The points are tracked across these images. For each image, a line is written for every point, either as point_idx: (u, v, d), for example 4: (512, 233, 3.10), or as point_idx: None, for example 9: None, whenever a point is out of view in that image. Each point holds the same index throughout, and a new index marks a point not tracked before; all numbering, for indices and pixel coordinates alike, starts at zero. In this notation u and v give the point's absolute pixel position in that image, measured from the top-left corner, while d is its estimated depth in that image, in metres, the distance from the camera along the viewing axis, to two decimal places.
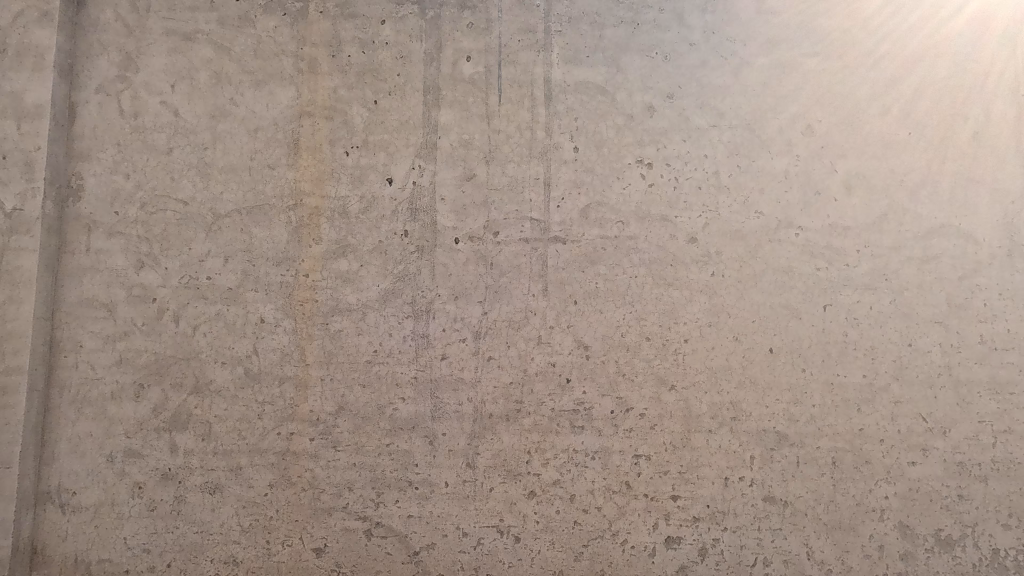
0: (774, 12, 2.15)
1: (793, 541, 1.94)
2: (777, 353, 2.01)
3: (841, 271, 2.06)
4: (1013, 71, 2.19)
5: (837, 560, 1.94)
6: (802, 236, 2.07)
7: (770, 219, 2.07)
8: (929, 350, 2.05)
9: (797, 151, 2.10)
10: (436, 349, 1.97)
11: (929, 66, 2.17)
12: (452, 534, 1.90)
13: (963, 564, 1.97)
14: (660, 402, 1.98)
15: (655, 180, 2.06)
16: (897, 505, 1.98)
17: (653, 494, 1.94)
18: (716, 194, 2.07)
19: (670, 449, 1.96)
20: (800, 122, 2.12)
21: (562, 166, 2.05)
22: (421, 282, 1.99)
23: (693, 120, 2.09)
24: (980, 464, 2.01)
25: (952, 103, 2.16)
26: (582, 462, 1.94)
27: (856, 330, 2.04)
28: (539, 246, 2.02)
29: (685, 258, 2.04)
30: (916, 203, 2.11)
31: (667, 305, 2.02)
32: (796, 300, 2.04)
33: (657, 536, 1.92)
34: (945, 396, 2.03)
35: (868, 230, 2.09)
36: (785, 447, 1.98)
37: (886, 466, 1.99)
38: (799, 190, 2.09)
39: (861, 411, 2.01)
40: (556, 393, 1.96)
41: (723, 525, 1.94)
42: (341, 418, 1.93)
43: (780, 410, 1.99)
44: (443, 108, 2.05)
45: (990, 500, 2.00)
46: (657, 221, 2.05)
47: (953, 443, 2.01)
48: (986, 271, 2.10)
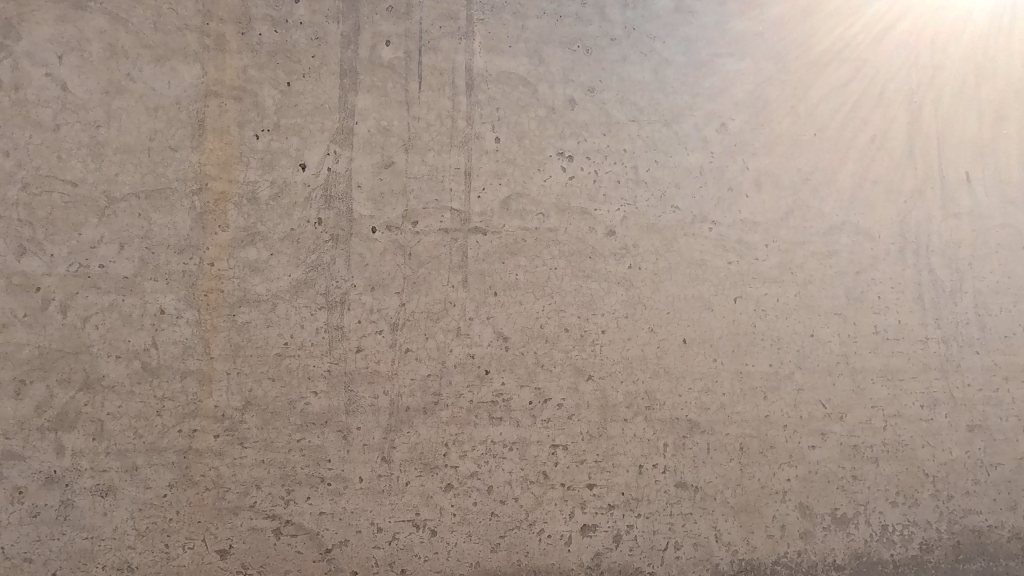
0: (691, 11, 2.20)
1: (703, 524, 2.02)
2: (690, 344, 2.08)
3: (751, 264, 2.15)
4: (907, 78, 2.33)
5: (743, 541, 2.03)
6: (715, 231, 2.14)
7: (686, 213, 2.13)
8: (829, 340, 2.17)
9: (711, 148, 2.17)
10: (352, 342, 1.91)
11: (838, 73, 2.29)
12: (366, 530, 1.86)
13: (856, 540, 2.10)
14: (577, 392, 2.00)
15: (575, 172, 2.08)
16: (799, 487, 2.09)
17: (570, 483, 1.96)
18: (635, 188, 2.11)
19: (587, 439, 1.99)
20: (716, 121, 2.18)
21: (483, 156, 2.04)
22: (336, 272, 1.93)
23: (613, 114, 2.12)
24: (872, 446, 2.15)
25: (858, 109, 2.29)
26: (500, 454, 1.94)
27: (763, 321, 2.13)
28: (458, 237, 2.00)
29: (603, 250, 2.07)
30: (820, 201, 2.23)
31: (585, 297, 2.04)
32: (709, 292, 2.11)
33: (573, 524, 1.95)
34: (843, 383, 2.16)
35: (776, 225, 2.18)
36: (696, 434, 2.04)
37: (788, 450, 2.09)
38: (712, 185, 2.16)
39: (767, 398, 2.10)
40: (474, 384, 1.95)
41: (637, 511, 1.99)
42: (248, 414, 1.85)
43: (692, 398, 2.06)
44: (361, 92, 1.99)
45: (881, 479, 2.14)
46: (577, 213, 2.07)
47: (849, 427, 2.14)
48: (881, 265, 2.24)
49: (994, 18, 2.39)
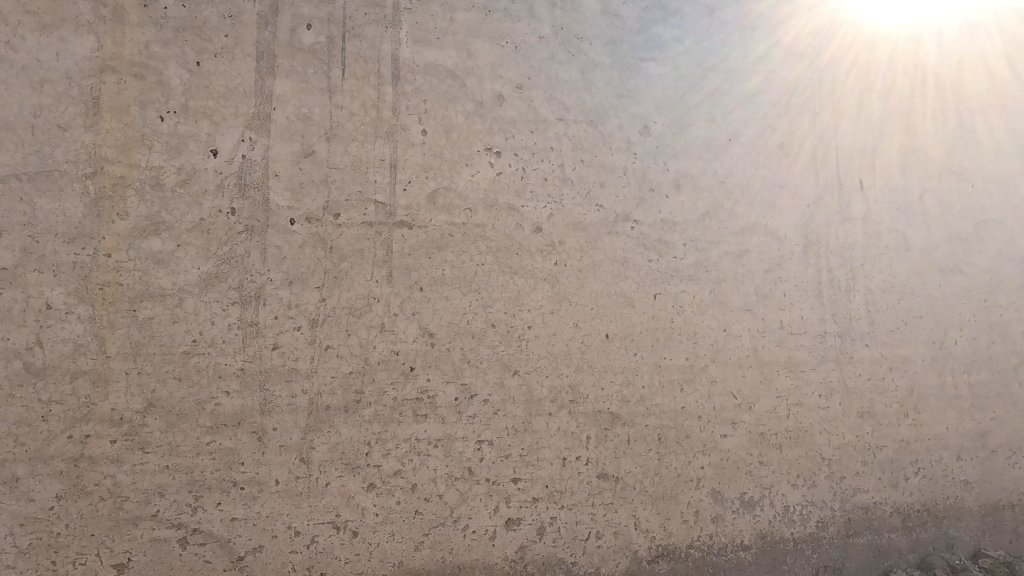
0: (618, 15, 2.26)
1: (623, 513, 2.09)
2: (613, 338, 2.14)
3: (670, 263, 2.24)
4: (811, 92, 2.51)
5: (660, 527, 2.12)
6: (637, 229, 2.21)
7: (610, 212, 2.19)
8: (740, 335, 2.30)
9: (634, 150, 2.24)
10: (268, 338, 1.82)
11: (752, 82, 2.42)
12: (283, 534, 1.78)
13: (761, 521, 2.25)
14: (503, 387, 2.01)
15: (503, 168, 2.08)
16: (711, 474, 2.21)
17: (495, 477, 1.97)
18: (561, 186, 2.14)
19: (512, 433, 2.00)
20: (639, 122, 2.25)
21: (409, 148, 1.99)
22: (251, 266, 1.83)
23: (541, 112, 2.14)
24: (776, 433, 2.31)
25: (769, 118, 2.44)
26: (424, 451, 1.92)
27: (681, 317, 2.23)
28: (383, 231, 1.95)
29: (529, 247, 2.08)
30: (734, 203, 2.35)
31: (511, 293, 2.05)
32: (631, 289, 2.18)
33: (498, 519, 1.96)
34: (752, 375, 2.30)
35: (693, 225, 2.29)
36: (617, 426, 2.11)
37: (703, 439, 2.21)
38: (635, 186, 2.23)
39: (684, 390, 2.20)
40: (398, 381, 1.91)
41: (561, 503, 2.03)
42: (150, 417, 1.72)
43: (614, 391, 2.12)
44: (279, 77, 1.89)
45: (784, 464, 2.30)
46: (504, 209, 2.07)
47: (757, 416, 2.29)
48: (787, 265, 2.40)
49: (887, 42, 2.62)
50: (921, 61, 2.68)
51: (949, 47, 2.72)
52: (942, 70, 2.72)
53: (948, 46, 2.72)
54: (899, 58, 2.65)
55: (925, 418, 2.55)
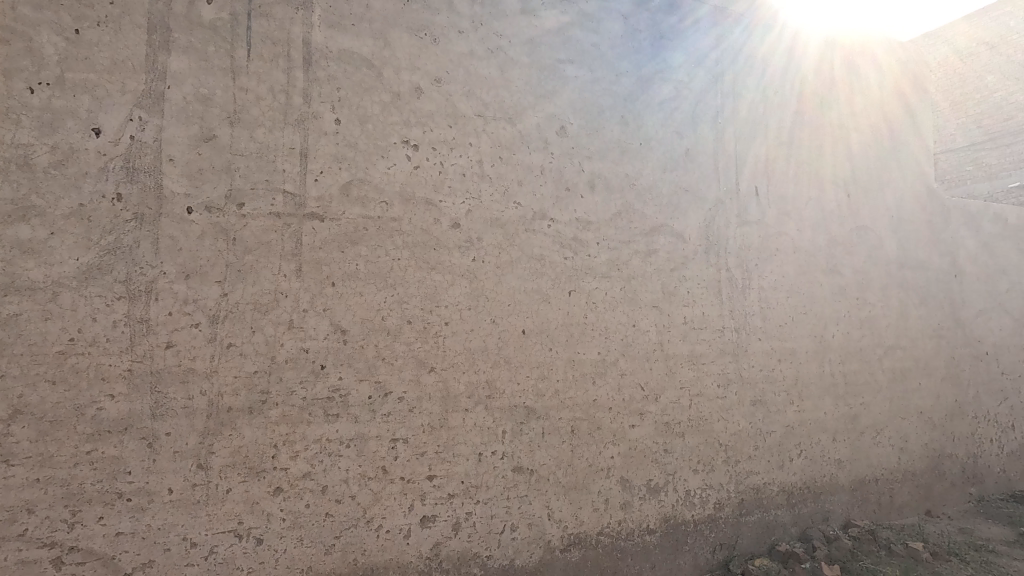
0: (537, 15, 2.29)
1: (537, 505, 2.14)
2: (529, 334, 2.18)
3: (584, 261, 2.31)
4: (712, 102, 2.69)
5: (572, 516, 2.20)
6: (553, 227, 2.26)
7: (527, 210, 2.22)
8: (648, 330, 2.43)
9: (551, 149, 2.29)
10: (161, 336, 1.68)
11: (660, 89, 2.55)
12: (177, 547, 1.65)
13: (665, 506, 2.39)
14: (419, 384, 1.98)
15: (421, 162, 2.05)
16: (620, 463, 2.31)
17: (410, 476, 1.94)
18: (480, 182, 2.14)
19: (428, 431, 1.98)
20: (556, 123, 2.30)
21: (321, 138, 1.91)
22: (141, 257, 1.68)
23: (460, 107, 2.13)
24: (679, 422, 2.45)
25: (676, 124, 2.58)
26: (335, 452, 1.85)
27: (594, 313, 2.32)
28: (291, 223, 1.85)
29: (447, 243, 2.07)
30: (644, 204, 2.47)
31: (428, 289, 2.02)
32: (546, 286, 2.23)
33: (413, 517, 1.94)
34: (658, 367, 2.43)
35: (607, 225, 2.38)
36: (532, 420, 2.15)
37: (613, 430, 2.30)
38: (552, 185, 2.28)
39: (596, 383, 2.29)
40: (308, 380, 1.84)
41: (476, 498, 2.04)
42: (16, 426, 1.53)
43: (530, 385, 2.16)
44: (175, 53, 1.74)
45: (686, 451, 2.46)
46: (421, 204, 2.04)
47: (662, 407, 2.42)
48: (690, 264, 2.56)
49: (772, 62, 2.90)
50: (800, 80, 2.99)
51: (817, 69, 3.07)
52: (816, 91, 3.05)
53: (817, 68, 3.06)
54: (781, 75, 2.92)
55: (807, 404, 2.82)
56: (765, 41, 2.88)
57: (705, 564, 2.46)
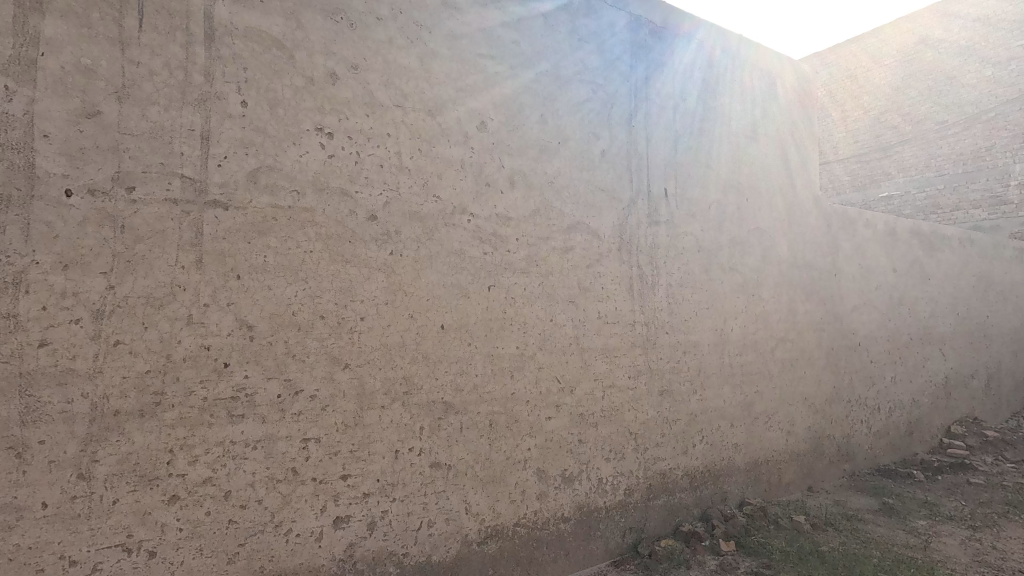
0: (458, 8, 2.27)
1: (455, 499, 2.14)
2: (447, 329, 2.17)
3: (503, 256, 2.33)
4: (625, 105, 2.80)
5: (489, 509, 2.22)
6: (473, 222, 2.26)
7: (447, 204, 2.20)
8: (565, 324, 2.49)
9: (471, 144, 2.28)
10: (33, 334, 1.50)
11: (577, 89, 2.62)
12: (52, 567, 1.48)
13: (579, 494, 2.48)
14: (332, 381, 1.91)
15: (335, 152, 1.97)
16: (536, 454, 2.36)
17: (322, 477, 1.87)
18: (398, 174, 2.10)
19: (342, 429, 1.92)
20: (476, 118, 2.30)
21: (225, 120, 1.78)
22: (7, 244, 1.49)
23: (377, 96, 2.07)
24: (593, 413, 2.55)
25: (591, 125, 2.67)
26: (240, 454, 1.75)
27: (512, 308, 2.34)
28: (191, 210, 1.72)
29: (363, 236, 2.01)
30: (561, 202, 2.53)
31: (343, 283, 1.95)
32: (466, 281, 2.23)
33: (325, 519, 1.87)
34: (573, 361, 2.51)
35: (526, 221, 2.41)
36: (450, 415, 2.15)
37: (529, 422, 2.35)
38: (472, 180, 2.27)
39: (514, 377, 2.32)
40: (209, 379, 1.72)
41: (392, 496, 2.00)
42: None
43: (448, 381, 2.15)
44: (51, 17, 1.56)
45: (599, 441, 2.56)
46: (336, 194, 1.96)
47: (577, 399, 2.50)
48: (605, 261, 2.65)
49: (680, 70, 3.06)
50: (704, 89, 3.18)
51: (721, 80, 3.28)
52: (718, 100, 3.26)
53: (719, 78, 3.28)
54: (688, 82, 3.10)
55: (708, 393, 3.02)
56: (674, 50, 3.04)
57: (615, 548, 2.58)
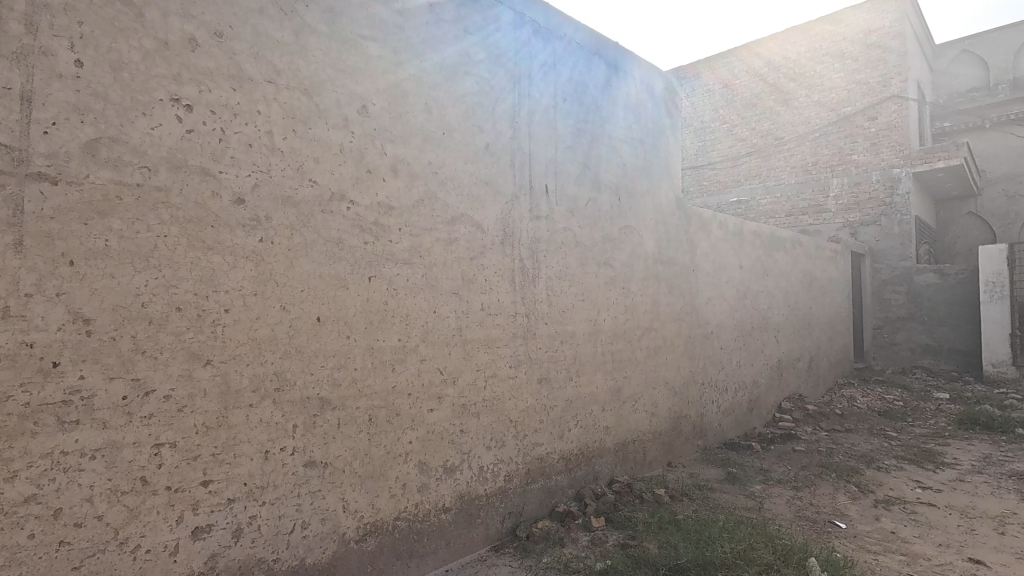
0: None
1: (331, 498, 2.06)
2: (324, 321, 2.07)
3: (385, 246, 2.27)
4: (510, 100, 2.86)
5: (369, 505, 2.17)
6: (353, 210, 2.18)
7: (325, 190, 2.10)
8: (448, 316, 2.50)
9: (352, 129, 2.19)
10: None
11: (462, 81, 2.62)
12: None
13: (461, 483, 2.50)
14: (190, 380, 1.74)
15: (195, 126, 1.78)
16: (418, 447, 2.35)
17: (178, 484, 1.70)
18: (269, 156, 1.95)
19: (202, 432, 1.76)
20: (357, 101, 2.21)
21: (54, 81, 1.53)
22: None
23: (246, 69, 1.90)
24: (475, 403, 2.58)
25: (476, 117, 2.68)
26: (74, 466, 1.52)
27: (394, 299, 2.29)
28: (7, 184, 1.45)
29: (229, 220, 1.84)
30: (446, 193, 2.52)
31: (204, 272, 1.78)
32: (344, 271, 2.14)
33: (182, 530, 1.70)
34: (456, 352, 2.52)
35: (409, 211, 2.37)
36: (327, 411, 2.06)
37: (411, 415, 2.33)
38: (352, 166, 2.18)
39: (395, 370, 2.28)
40: (34, 382, 1.47)
41: (261, 500, 1.88)
42: None
43: (325, 376, 2.06)
44: None
45: (480, 430, 2.60)
46: (196, 174, 1.78)
47: (459, 390, 2.52)
48: (488, 253, 2.69)
49: (561, 71, 3.19)
50: (583, 92, 3.34)
51: (598, 83, 3.47)
52: (596, 103, 3.44)
53: (597, 83, 3.46)
54: (568, 84, 3.24)
55: (583, 380, 3.21)
56: (555, 52, 3.15)
57: (495, 533, 2.65)
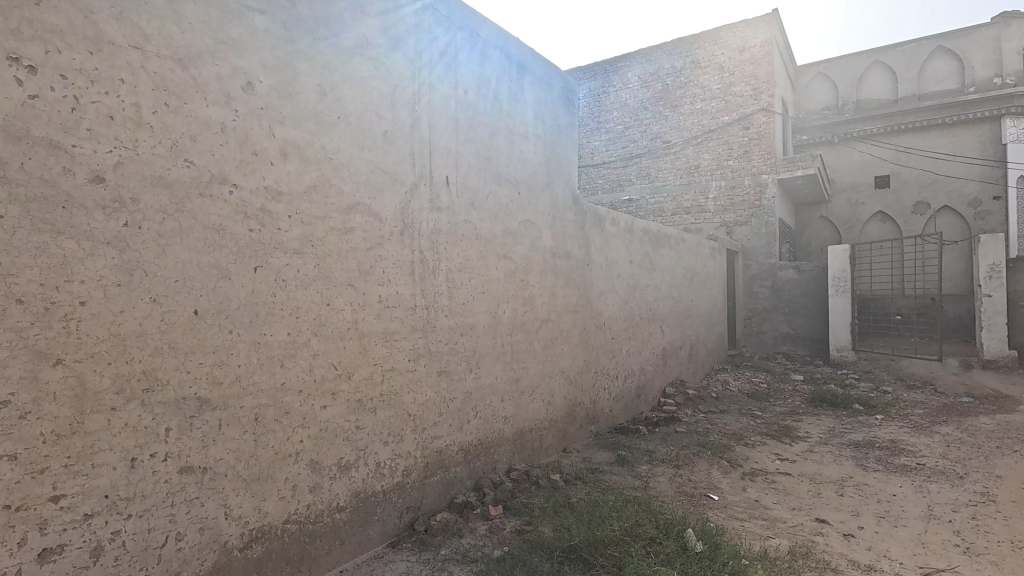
0: None
1: (211, 506, 1.90)
2: (202, 315, 1.90)
3: (273, 235, 2.13)
4: (409, 88, 2.79)
5: (254, 510, 2.04)
6: (236, 195, 2.02)
7: (203, 171, 1.92)
8: (343, 308, 2.40)
9: (235, 106, 2.02)
10: None
11: (359, 64, 2.52)
12: None
13: (356, 481, 2.43)
14: (36, 383, 1.52)
15: (40, 91, 1.55)
16: (310, 446, 2.24)
17: (21, 502, 1.48)
18: (136, 131, 1.75)
19: (52, 441, 1.54)
20: (241, 77, 2.04)
21: None
22: None
23: (106, 31, 1.68)
24: (371, 398, 2.51)
25: (374, 103, 2.59)
26: None
27: (283, 291, 2.16)
28: None
29: (84, 201, 1.62)
30: (341, 180, 2.42)
31: (53, 259, 1.56)
32: (226, 260, 1.98)
33: (26, 554, 1.49)
34: (352, 346, 2.43)
35: (300, 198, 2.24)
36: (206, 412, 1.90)
37: (302, 413, 2.21)
38: (235, 147, 2.02)
39: (284, 366, 2.16)
40: None
41: (127, 512, 1.69)
42: None
43: (203, 374, 1.90)
44: None
45: (377, 425, 2.54)
46: (41, 146, 1.55)
47: (354, 385, 2.44)
48: (386, 244, 2.62)
49: (461, 62, 3.17)
50: (484, 85, 3.35)
51: (499, 77, 3.49)
52: (497, 96, 3.47)
53: (498, 76, 3.48)
54: (469, 76, 3.23)
55: (482, 371, 3.23)
56: (455, 43, 3.12)
57: (393, 529, 2.61)
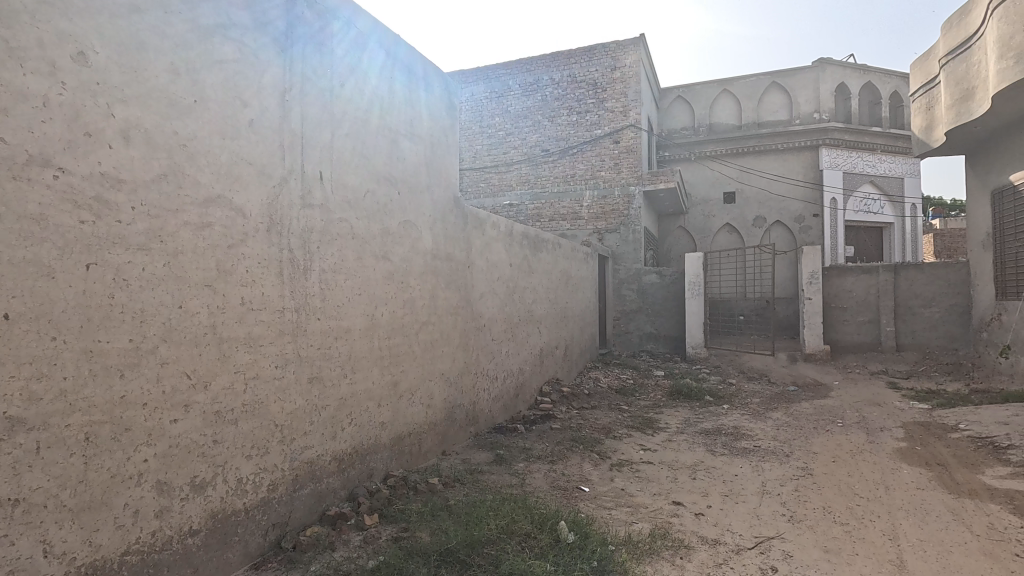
0: None
1: (25, 543, 1.62)
2: (15, 320, 1.61)
3: (111, 228, 1.87)
4: (278, 75, 2.60)
5: (83, 544, 1.77)
6: (63, 180, 1.74)
7: (18, 151, 1.63)
8: (198, 311, 2.18)
9: (63, 78, 1.75)
10: None
11: (220, 44, 2.30)
12: None
13: (213, 500, 2.21)
14: None
15: None
16: (156, 465, 2.00)
17: None
18: None
19: None
20: (72, 46, 1.77)
21: None
22: None
23: None
24: (231, 409, 2.31)
25: (237, 88, 2.39)
26: None
27: (125, 292, 1.91)
28: None
29: None
30: (197, 170, 2.19)
31: None
32: (49, 256, 1.70)
33: None
34: (209, 353, 2.22)
35: (146, 188, 1.99)
36: (19, 434, 1.61)
37: (147, 429, 1.97)
38: (63, 125, 1.75)
39: (124, 377, 1.90)
40: None
41: None
42: None
43: (16, 389, 1.61)
44: None
45: (238, 439, 2.33)
46: None
47: (211, 395, 2.22)
48: (250, 241, 2.43)
49: (338, 53, 3.03)
50: (362, 79, 3.24)
51: (378, 73, 3.39)
52: (376, 92, 3.36)
53: (377, 72, 3.38)
54: (346, 69, 3.09)
55: (358, 377, 3.11)
56: (331, 33, 2.98)
57: (255, 549, 2.41)
